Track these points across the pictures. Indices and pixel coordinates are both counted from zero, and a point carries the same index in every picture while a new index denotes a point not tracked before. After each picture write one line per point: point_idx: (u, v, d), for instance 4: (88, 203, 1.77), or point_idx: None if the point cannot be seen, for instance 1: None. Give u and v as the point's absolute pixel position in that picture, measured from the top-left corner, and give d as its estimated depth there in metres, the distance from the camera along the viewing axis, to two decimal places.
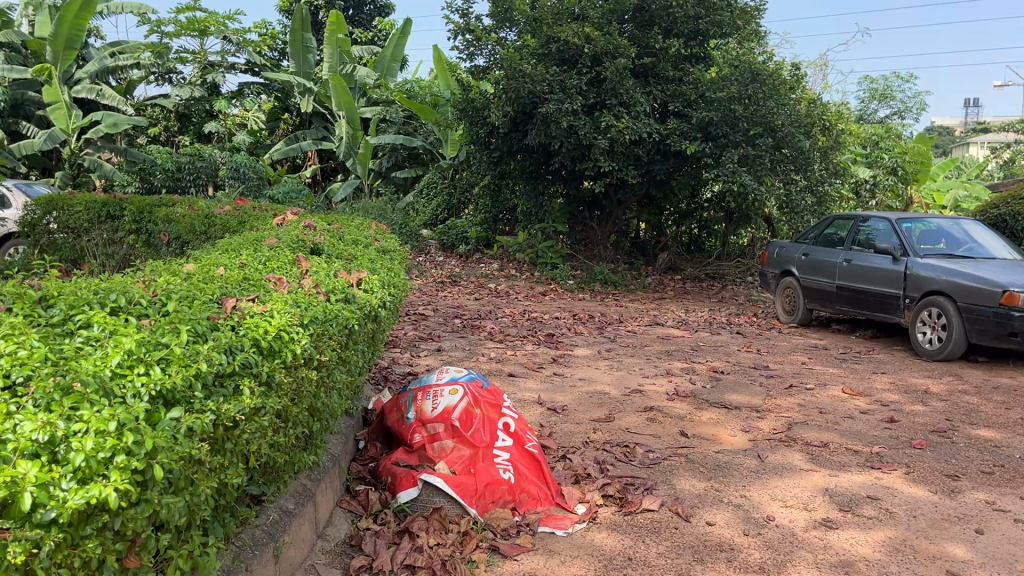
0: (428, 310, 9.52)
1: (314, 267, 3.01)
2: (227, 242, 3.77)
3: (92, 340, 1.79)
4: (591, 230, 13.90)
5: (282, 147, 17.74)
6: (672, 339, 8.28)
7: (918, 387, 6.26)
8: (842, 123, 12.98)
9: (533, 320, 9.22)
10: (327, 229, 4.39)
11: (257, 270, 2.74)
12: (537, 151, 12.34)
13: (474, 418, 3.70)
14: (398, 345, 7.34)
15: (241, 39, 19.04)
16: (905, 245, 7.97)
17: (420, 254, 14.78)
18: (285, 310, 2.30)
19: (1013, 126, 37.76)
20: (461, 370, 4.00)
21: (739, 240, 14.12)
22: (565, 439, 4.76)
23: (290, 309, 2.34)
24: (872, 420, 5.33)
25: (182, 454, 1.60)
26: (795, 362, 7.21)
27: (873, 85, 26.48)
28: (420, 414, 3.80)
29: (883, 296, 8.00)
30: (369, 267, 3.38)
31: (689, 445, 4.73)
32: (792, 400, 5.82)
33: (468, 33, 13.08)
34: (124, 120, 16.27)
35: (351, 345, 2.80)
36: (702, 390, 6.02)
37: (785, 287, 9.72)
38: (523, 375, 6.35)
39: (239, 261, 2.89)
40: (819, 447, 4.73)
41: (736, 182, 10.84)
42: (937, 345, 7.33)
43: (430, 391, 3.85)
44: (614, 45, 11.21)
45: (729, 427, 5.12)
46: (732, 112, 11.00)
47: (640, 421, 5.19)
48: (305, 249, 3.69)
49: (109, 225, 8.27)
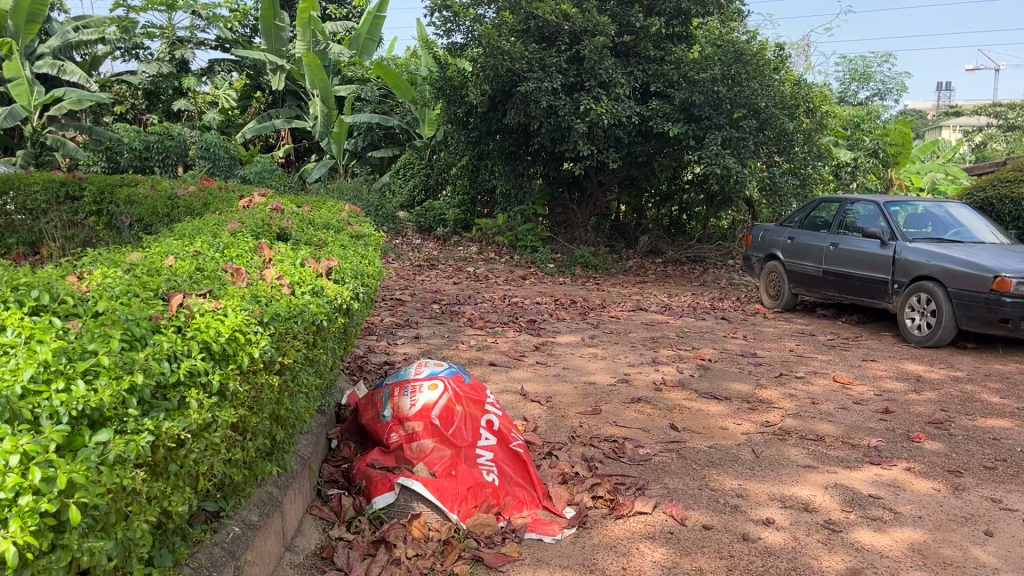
0: (406, 294, 9.22)
1: (279, 255, 2.71)
2: (184, 228, 3.45)
3: (5, 347, 1.52)
4: (571, 213, 13.63)
5: (254, 125, 17.26)
6: (657, 325, 8.06)
7: (910, 374, 6.11)
8: (826, 104, 12.80)
9: (513, 305, 8.96)
10: (296, 212, 4.10)
11: (212, 259, 2.44)
12: (516, 131, 12.05)
13: (455, 416, 3.49)
14: (374, 333, 7.05)
15: (210, 15, 18.44)
16: (893, 230, 7.79)
17: (397, 236, 14.47)
18: (243, 306, 2.02)
19: (985, 110, 37.96)
20: (441, 363, 3.77)
21: (720, 222, 13.93)
22: (550, 434, 4.52)
23: (247, 305, 2.05)
24: (866, 411, 5.15)
25: (109, 487, 1.33)
26: (784, 349, 7.03)
27: (851, 65, 26.39)
28: (397, 411, 3.56)
29: (871, 281, 7.82)
30: (340, 254, 3.09)
31: (681, 439, 4.51)
32: (783, 390, 5.63)
33: (445, 9, 12.68)
34: (88, 96, 15.71)
35: (319, 344, 2.51)
36: (690, 380, 5.82)
37: (770, 271, 9.53)
38: (506, 365, 6.10)
39: (194, 249, 2.59)
40: (815, 441, 4.53)
41: (719, 165, 10.62)
42: (926, 331, 7.17)
43: (408, 386, 3.60)
44: (592, 23, 10.92)
45: (721, 419, 4.92)
46: (715, 93, 10.80)
47: (629, 414, 4.96)
48: (272, 235, 3.41)
49: (71, 207, 7.86)
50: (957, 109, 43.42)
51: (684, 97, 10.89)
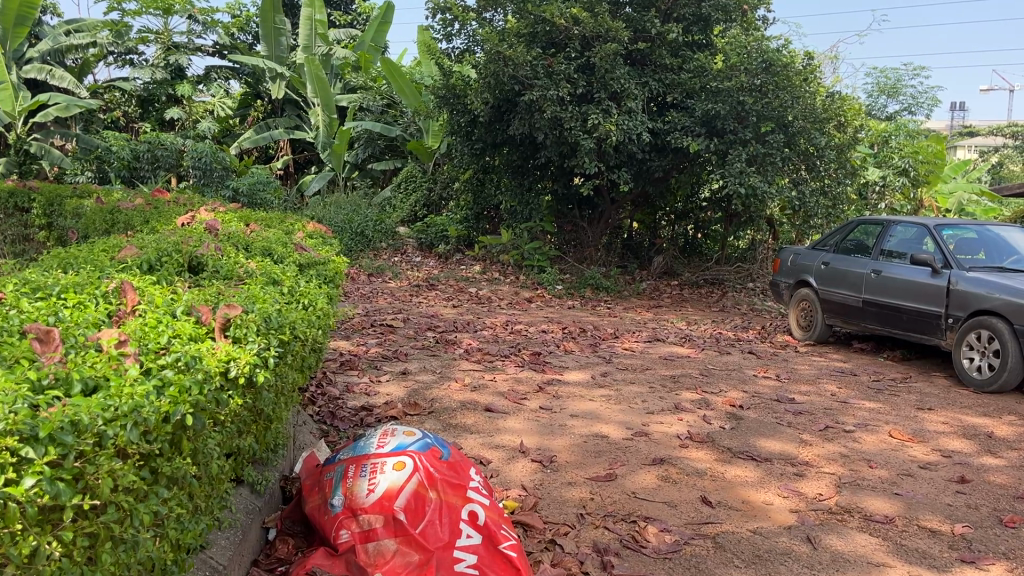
0: (398, 319, 8.38)
1: (150, 308, 1.90)
2: (61, 258, 2.67)
3: None
4: (581, 230, 12.72)
5: (251, 135, 16.46)
6: (676, 359, 7.19)
7: (977, 430, 5.21)
8: (858, 118, 11.91)
9: (517, 333, 8.10)
10: (233, 232, 3.29)
11: (24, 326, 1.67)
12: (523, 143, 11.24)
13: (427, 505, 2.66)
14: (356, 367, 6.20)
15: (208, 20, 17.76)
16: (945, 256, 6.87)
17: (396, 253, 13.69)
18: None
19: (1003, 131, 36.92)
20: (412, 432, 2.96)
21: (739, 242, 12.92)
22: (554, 512, 3.68)
23: (10, 412, 1.26)
24: (939, 480, 4.28)
25: None
26: (823, 393, 6.14)
27: (881, 78, 25.57)
28: (351, 499, 2.71)
29: (920, 314, 6.90)
30: (258, 293, 2.22)
31: (715, 520, 3.66)
32: (831, 449, 4.76)
33: (446, 12, 11.85)
34: (76, 103, 14.97)
35: (203, 440, 1.64)
36: (721, 434, 4.95)
37: (800, 299, 8.62)
38: (503, 410, 5.25)
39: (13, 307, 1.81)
40: (883, 524, 3.65)
41: (745, 184, 9.75)
42: (987, 373, 6.26)
43: (367, 465, 2.79)
44: (605, 28, 10.07)
45: (760, 489, 4.06)
46: (740, 104, 9.85)
47: (650, 482, 4.11)
48: (179, 267, 2.58)
49: (20, 220, 7.11)
50: (971, 128, 42.45)
51: (706, 109, 10.00)
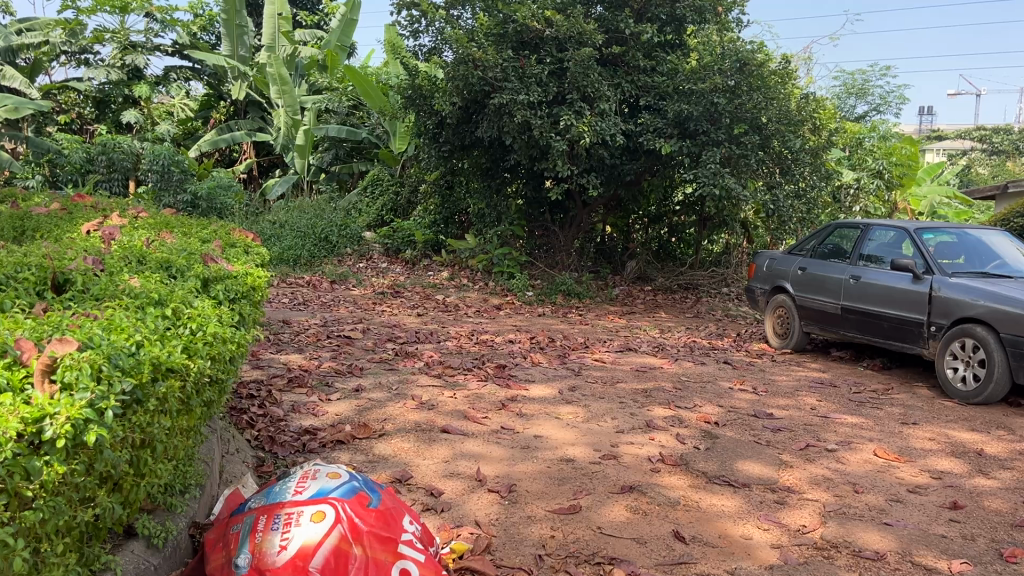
0: (356, 330, 7.93)
1: None
2: None
3: None
4: (553, 235, 12.29)
5: (211, 137, 15.90)
6: (648, 371, 6.81)
7: (966, 448, 4.88)
8: (833, 120, 11.68)
9: (482, 344, 7.69)
10: (123, 241, 3.29)
11: None
12: (492, 145, 10.88)
13: (350, 564, 2.25)
14: (305, 385, 5.74)
15: (167, 19, 17.19)
16: (927, 262, 6.57)
17: (361, 258, 13.21)
18: None
19: (966, 134, 37.23)
20: (336, 475, 2.56)
21: (713, 246, 12.62)
22: (509, 556, 3.27)
23: None
24: (930, 506, 3.94)
25: None
26: (803, 408, 5.80)
27: (848, 79, 25.60)
28: (259, 558, 2.28)
29: (902, 322, 6.58)
30: (116, 327, 2.13)
31: (690, 560, 3.27)
32: (813, 471, 4.40)
33: (413, 7, 11.40)
34: (26, 104, 14.33)
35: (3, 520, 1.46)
36: (697, 456, 4.57)
37: (777, 306, 8.29)
38: (461, 432, 4.84)
39: None
40: (874, 561, 3.29)
41: (717, 185, 9.39)
42: (972, 385, 5.95)
43: (280, 516, 2.37)
44: (578, 29, 9.68)
45: (739, 521, 3.68)
46: (713, 106, 9.54)
47: (618, 515, 3.71)
48: (41, 285, 2.55)
49: None
50: (938, 131, 42.85)
51: (678, 109, 9.68)
